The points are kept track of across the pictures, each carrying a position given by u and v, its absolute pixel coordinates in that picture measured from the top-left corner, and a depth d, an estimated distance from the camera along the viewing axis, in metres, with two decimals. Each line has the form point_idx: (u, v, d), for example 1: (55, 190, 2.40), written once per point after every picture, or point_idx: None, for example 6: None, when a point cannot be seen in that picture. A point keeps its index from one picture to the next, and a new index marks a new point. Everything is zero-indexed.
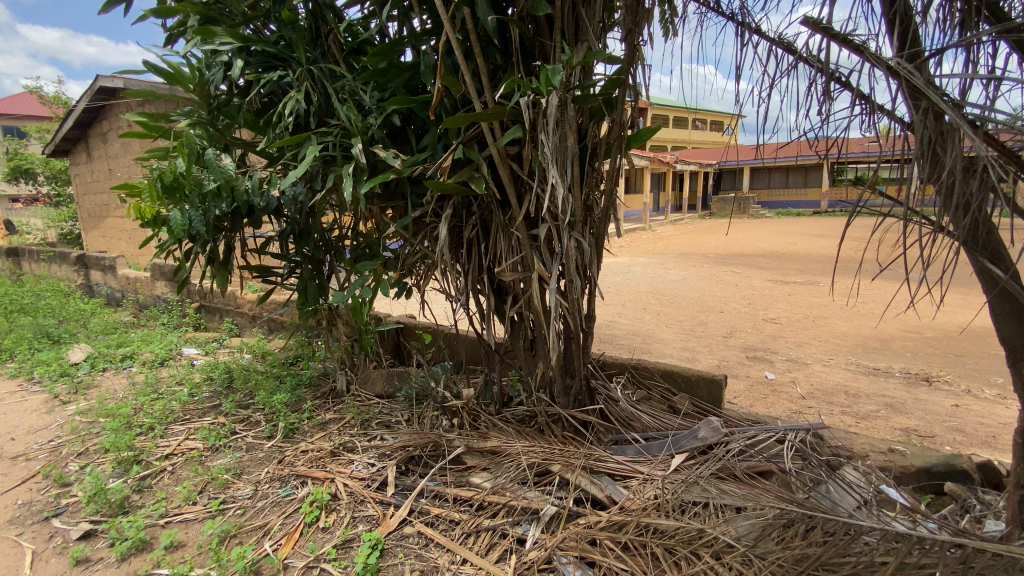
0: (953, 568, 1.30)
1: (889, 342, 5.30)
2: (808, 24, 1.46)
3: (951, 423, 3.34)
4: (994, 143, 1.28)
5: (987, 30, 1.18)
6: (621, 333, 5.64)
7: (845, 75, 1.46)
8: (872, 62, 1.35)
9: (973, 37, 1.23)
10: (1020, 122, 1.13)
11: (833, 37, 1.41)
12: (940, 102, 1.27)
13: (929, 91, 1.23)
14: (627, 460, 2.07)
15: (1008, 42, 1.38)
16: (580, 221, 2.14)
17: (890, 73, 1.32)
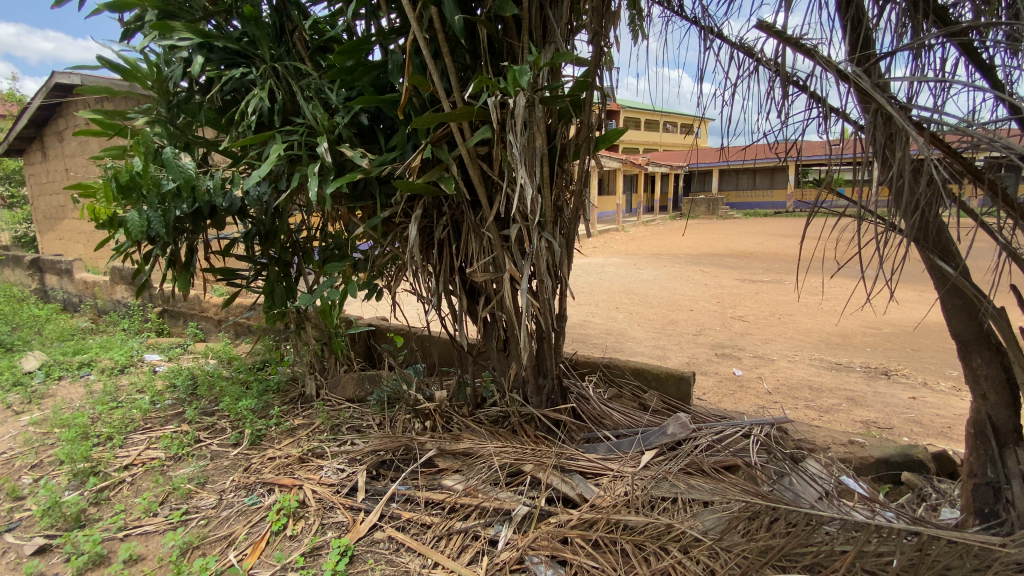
0: (909, 554, 1.34)
1: (851, 338, 5.50)
2: (766, 29, 1.50)
3: (908, 415, 3.48)
4: (941, 145, 1.34)
5: (931, 36, 1.24)
6: (594, 333, 5.70)
7: (802, 79, 1.51)
8: (825, 67, 1.40)
9: (918, 42, 1.28)
10: (963, 125, 1.19)
11: (787, 42, 1.46)
12: (891, 104, 1.33)
13: (876, 94, 1.28)
14: (599, 458, 2.09)
15: (955, 44, 1.44)
16: (550, 222, 2.14)
17: (841, 78, 1.37)
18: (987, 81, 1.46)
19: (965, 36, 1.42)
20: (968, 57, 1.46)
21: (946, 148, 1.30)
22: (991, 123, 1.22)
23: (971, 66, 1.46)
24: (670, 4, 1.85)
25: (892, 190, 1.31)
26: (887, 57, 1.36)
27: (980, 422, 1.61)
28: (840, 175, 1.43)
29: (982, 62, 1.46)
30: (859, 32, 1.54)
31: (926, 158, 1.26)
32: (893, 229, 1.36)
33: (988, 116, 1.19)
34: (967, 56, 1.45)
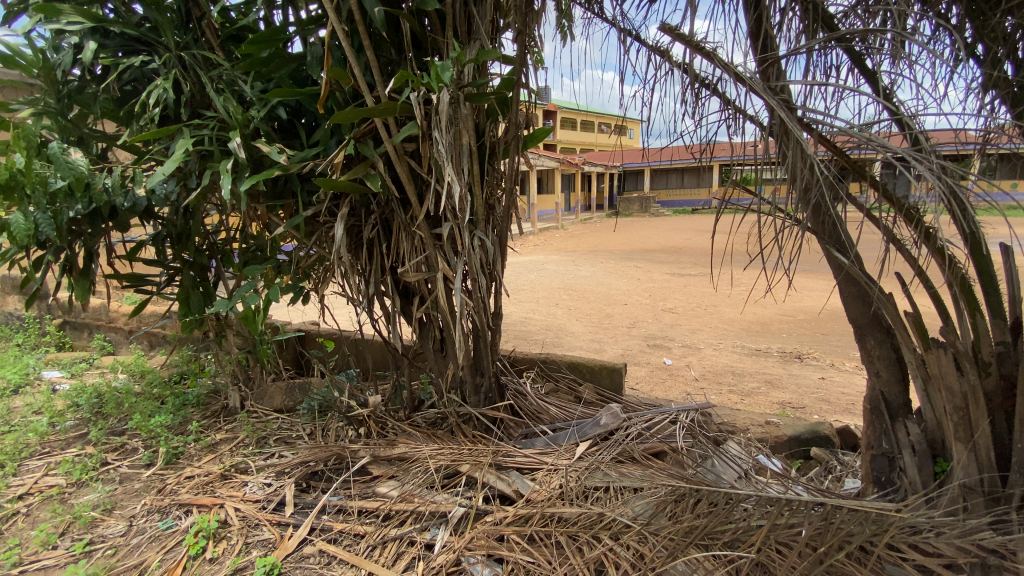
0: (816, 524, 1.44)
1: (769, 325, 5.92)
2: (681, 33, 1.56)
3: (817, 394, 3.79)
4: (832, 147, 1.45)
5: (821, 43, 1.33)
6: (534, 329, 5.77)
7: (714, 82, 1.58)
8: (725, 70, 1.47)
9: (811, 45, 1.37)
10: (847, 127, 1.29)
11: (690, 45, 1.53)
12: (782, 105, 1.42)
13: (770, 97, 1.37)
14: (535, 452, 2.11)
15: (843, 48, 1.58)
16: (483, 221, 2.14)
17: (738, 80, 1.45)
18: (871, 85, 1.60)
19: (848, 41, 1.55)
20: (854, 62, 1.60)
21: (835, 148, 1.41)
22: (872, 125, 1.34)
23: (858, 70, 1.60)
24: (590, 6, 1.90)
25: (795, 186, 1.40)
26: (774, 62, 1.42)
27: (874, 399, 1.70)
28: (749, 172, 1.52)
29: (865, 67, 1.60)
30: (763, 34, 1.64)
31: (815, 157, 1.36)
32: (799, 223, 1.46)
33: (869, 119, 1.31)
34: (854, 60, 1.59)
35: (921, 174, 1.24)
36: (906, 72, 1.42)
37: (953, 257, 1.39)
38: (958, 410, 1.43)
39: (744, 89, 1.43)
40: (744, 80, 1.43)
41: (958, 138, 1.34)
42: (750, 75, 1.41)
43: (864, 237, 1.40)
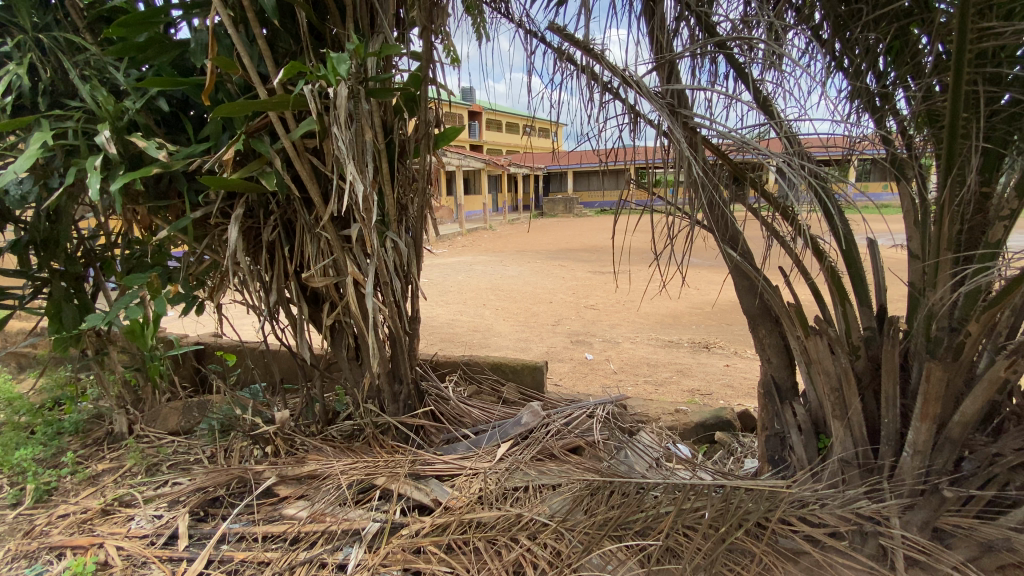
0: (717, 505, 1.54)
1: (681, 318, 6.28)
2: (577, 35, 1.59)
3: (723, 380, 4.06)
4: (719, 153, 1.52)
5: (700, 48, 1.39)
6: (459, 330, 5.71)
7: (613, 86, 1.62)
8: (614, 72, 1.51)
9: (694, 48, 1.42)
10: (725, 133, 1.37)
11: (579, 47, 1.56)
12: (667, 108, 1.46)
13: (658, 104, 1.42)
14: (456, 458, 2.05)
15: (725, 56, 1.67)
16: (395, 220, 2.03)
17: (626, 84, 1.49)
18: (750, 91, 1.70)
19: (727, 49, 1.65)
20: (735, 70, 1.70)
21: (719, 152, 1.48)
22: (749, 131, 1.42)
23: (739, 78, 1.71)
24: (497, 6, 1.88)
25: (683, 188, 1.47)
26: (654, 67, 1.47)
27: (766, 382, 1.81)
28: (647, 174, 1.58)
29: (746, 74, 1.71)
30: (653, 35, 1.69)
31: (700, 162, 1.43)
32: (691, 221, 1.52)
33: (746, 124, 1.38)
34: (736, 67, 1.69)
35: (792, 176, 1.33)
36: (779, 81, 1.52)
37: (825, 252, 1.50)
38: (836, 391, 1.55)
39: (631, 92, 1.47)
40: (631, 83, 1.47)
41: (828, 142, 1.45)
42: (635, 79, 1.46)
43: (754, 235, 1.49)
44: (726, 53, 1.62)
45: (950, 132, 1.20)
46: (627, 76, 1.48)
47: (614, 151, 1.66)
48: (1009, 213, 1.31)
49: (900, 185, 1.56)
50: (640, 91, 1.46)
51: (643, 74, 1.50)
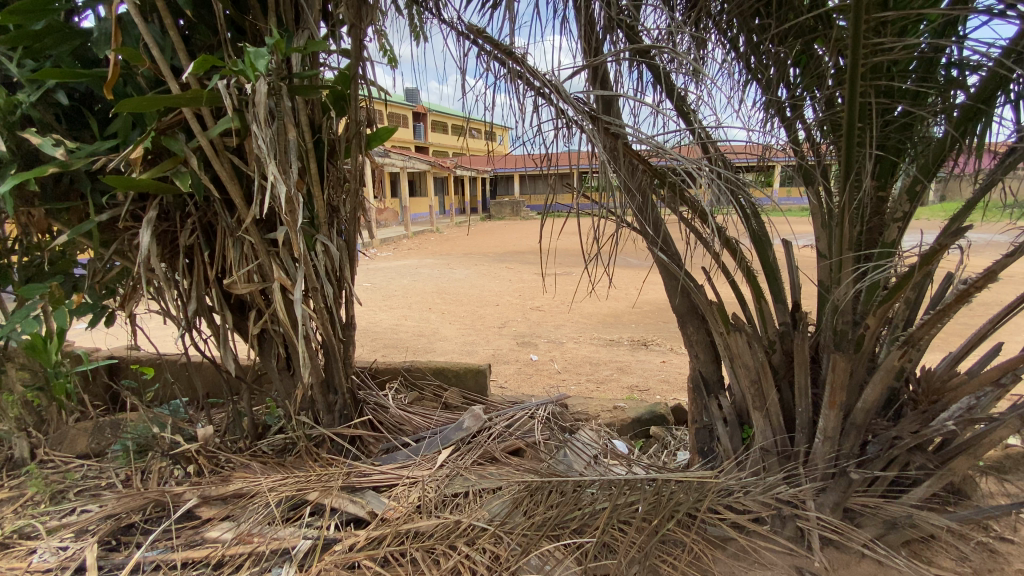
0: (650, 498, 1.58)
1: (621, 317, 6.47)
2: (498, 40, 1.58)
3: (660, 376, 4.22)
4: (644, 160, 1.56)
5: (613, 52, 1.40)
6: (403, 335, 5.60)
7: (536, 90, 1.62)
8: (536, 78, 1.51)
9: (609, 53, 1.43)
10: (645, 140, 1.40)
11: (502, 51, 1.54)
12: (588, 114, 1.47)
13: (577, 110, 1.44)
14: (395, 467, 1.96)
15: (647, 64, 1.71)
16: (326, 223, 1.94)
17: (545, 89, 1.50)
18: (671, 99, 1.75)
19: (649, 56, 1.71)
20: (658, 78, 1.74)
21: (639, 157, 1.52)
22: (667, 137, 1.46)
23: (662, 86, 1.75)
24: (428, 6, 1.84)
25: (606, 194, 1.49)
26: (580, 71, 1.46)
27: (694, 377, 1.89)
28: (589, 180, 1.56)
29: (668, 83, 1.76)
30: (580, 39, 1.70)
31: (619, 167, 1.46)
32: (620, 225, 1.55)
33: (664, 132, 1.42)
34: (658, 76, 1.73)
35: (705, 183, 1.38)
36: (698, 90, 1.57)
37: (740, 252, 1.57)
38: (755, 383, 1.64)
39: (552, 98, 1.47)
40: (553, 87, 1.47)
41: (741, 149, 1.59)
42: (556, 85, 1.46)
43: (685, 238, 1.53)
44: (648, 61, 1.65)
45: (848, 140, 1.28)
46: (548, 80, 1.47)
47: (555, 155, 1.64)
48: (900, 217, 1.44)
49: (811, 190, 1.65)
50: (562, 98, 1.46)
51: (566, 78, 1.50)
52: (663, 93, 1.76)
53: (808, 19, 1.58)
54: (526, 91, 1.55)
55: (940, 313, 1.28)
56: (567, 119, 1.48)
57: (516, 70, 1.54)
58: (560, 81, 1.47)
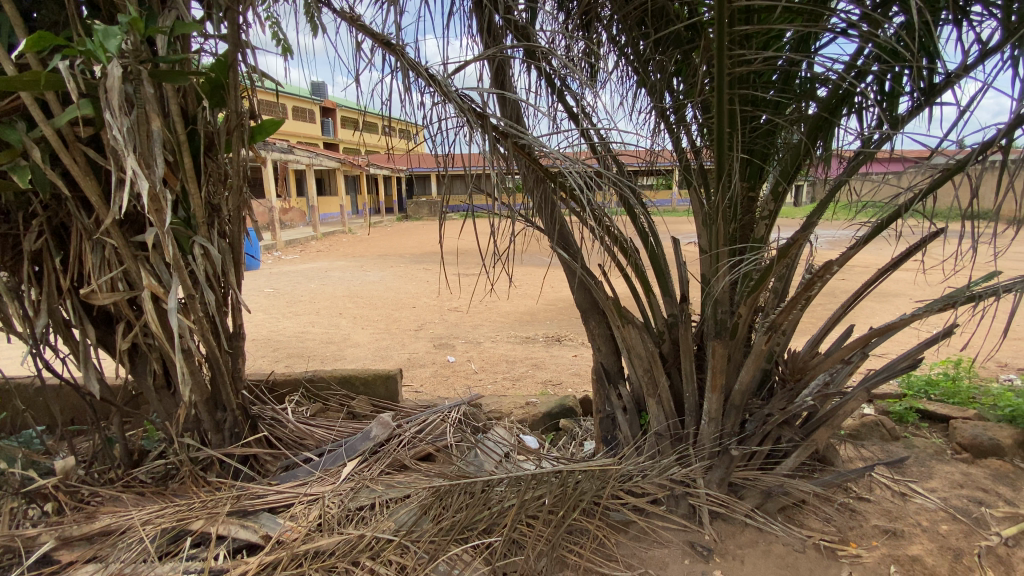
0: (556, 491, 1.58)
1: (537, 314, 6.60)
2: (368, 33, 1.43)
3: (573, 369, 4.34)
4: (536, 162, 1.57)
5: (490, 47, 1.36)
6: (312, 342, 5.29)
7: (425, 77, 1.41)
8: (416, 72, 1.41)
9: (486, 51, 1.37)
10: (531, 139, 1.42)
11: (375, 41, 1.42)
12: (473, 112, 1.44)
13: (461, 108, 1.41)
14: (294, 485, 1.82)
15: (536, 66, 1.71)
16: (205, 223, 1.76)
17: (431, 84, 1.42)
18: (558, 105, 1.76)
19: (537, 58, 1.71)
20: (543, 81, 1.73)
21: (528, 156, 1.53)
22: (557, 140, 1.49)
23: (551, 90, 1.77)
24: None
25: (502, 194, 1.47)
26: (470, 66, 1.38)
27: (597, 370, 1.96)
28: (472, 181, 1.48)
29: (557, 87, 1.78)
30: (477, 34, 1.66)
31: (505, 164, 1.46)
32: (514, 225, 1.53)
33: (553, 133, 1.43)
34: (546, 78, 1.73)
35: (586, 185, 1.43)
36: (588, 97, 1.63)
37: (630, 250, 1.66)
38: (648, 371, 1.73)
39: (436, 96, 1.41)
40: (437, 84, 1.41)
41: (634, 154, 1.73)
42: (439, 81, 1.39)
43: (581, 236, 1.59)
44: (537, 65, 1.66)
45: (718, 143, 1.38)
46: (433, 76, 1.41)
47: (450, 158, 1.53)
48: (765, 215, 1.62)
49: (693, 192, 1.75)
50: (446, 95, 1.40)
51: (453, 73, 1.43)
52: (554, 97, 1.78)
53: (685, 30, 1.68)
54: (408, 86, 1.44)
55: (794, 299, 1.43)
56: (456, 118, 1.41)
57: (395, 64, 1.42)
58: (444, 79, 1.42)
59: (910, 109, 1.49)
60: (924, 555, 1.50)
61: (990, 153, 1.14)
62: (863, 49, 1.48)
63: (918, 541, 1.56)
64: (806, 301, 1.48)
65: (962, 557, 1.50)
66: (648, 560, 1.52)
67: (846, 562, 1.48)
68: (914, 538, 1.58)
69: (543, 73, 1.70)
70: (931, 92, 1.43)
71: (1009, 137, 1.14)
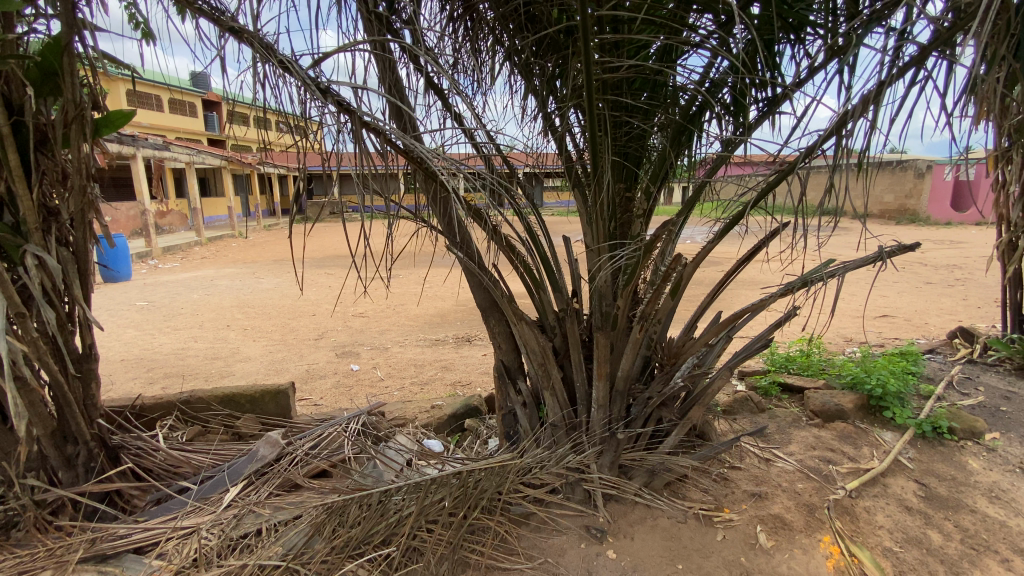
0: (456, 492, 1.56)
1: (446, 316, 6.54)
2: (215, 20, 1.26)
3: (481, 369, 4.36)
4: (415, 163, 1.49)
5: (359, 37, 1.25)
6: (195, 359, 4.80)
7: (287, 63, 1.23)
8: (274, 63, 1.24)
9: (353, 41, 1.25)
10: (407, 139, 1.33)
11: (220, 25, 1.25)
12: (344, 107, 1.30)
13: (329, 103, 1.27)
14: (167, 518, 1.64)
15: (418, 65, 1.64)
16: (38, 228, 1.53)
17: (291, 73, 1.26)
18: (443, 106, 1.71)
19: (418, 58, 1.64)
20: (425, 81, 1.67)
21: (409, 156, 1.44)
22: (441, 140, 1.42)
23: (434, 91, 1.72)
24: None
25: (387, 196, 1.38)
26: (333, 55, 1.25)
27: (498, 368, 1.97)
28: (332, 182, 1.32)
29: (441, 88, 1.74)
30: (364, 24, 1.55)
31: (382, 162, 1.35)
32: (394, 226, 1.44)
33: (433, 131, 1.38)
34: (428, 79, 1.68)
35: (471, 186, 1.42)
36: (468, 101, 1.63)
37: (518, 249, 1.71)
38: (542, 364, 1.78)
39: (303, 90, 1.26)
40: (301, 75, 1.25)
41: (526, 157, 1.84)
42: (296, 68, 1.23)
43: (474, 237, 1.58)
44: (417, 64, 1.61)
45: (593, 146, 1.44)
46: (293, 67, 1.24)
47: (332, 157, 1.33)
48: (640, 213, 1.77)
49: (578, 192, 1.81)
50: (311, 88, 1.25)
51: (318, 63, 1.28)
52: (438, 99, 1.73)
53: (561, 34, 1.72)
54: (264, 78, 1.26)
55: (657, 290, 1.57)
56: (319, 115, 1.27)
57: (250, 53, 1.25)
58: (302, 67, 1.27)
59: (758, 116, 1.66)
60: (784, 512, 1.70)
61: (814, 157, 1.26)
62: (716, 62, 1.62)
63: (780, 500, 1.76)
64: (672, 290, 1.63)
65: (815, 510, 1.72)
66: (547, 549, 1.57)
67: (720, 526, 1.64)
68: (776, 498, 1.78)
69: (424, 72, 1.65)
70: (773, 103, 1.60)
71: (833, 140, 1.27)
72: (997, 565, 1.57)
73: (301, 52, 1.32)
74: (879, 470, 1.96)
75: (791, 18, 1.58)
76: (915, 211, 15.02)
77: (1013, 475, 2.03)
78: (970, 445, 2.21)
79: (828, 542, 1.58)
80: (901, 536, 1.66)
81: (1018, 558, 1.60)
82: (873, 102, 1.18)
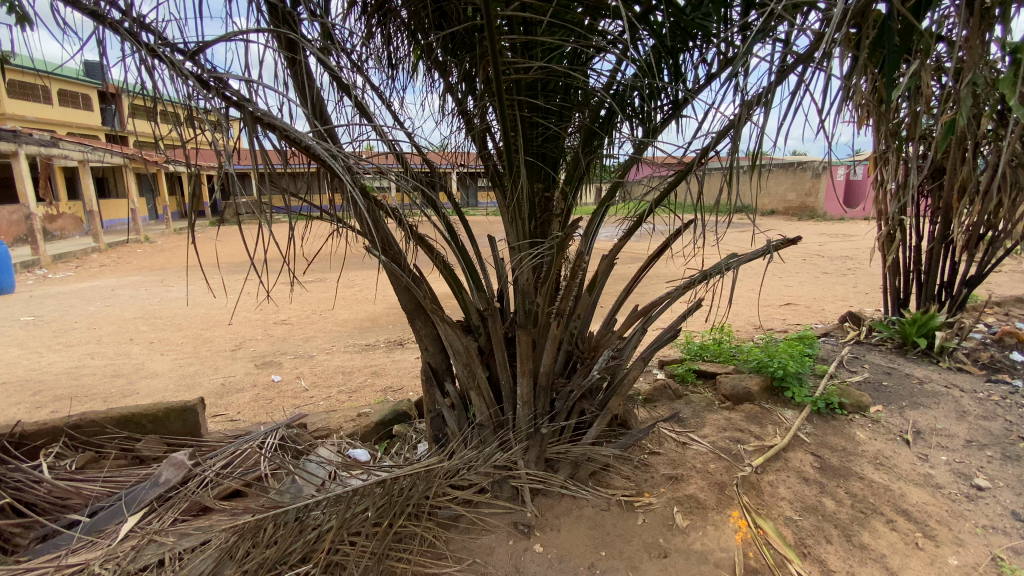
0: (379, 502, 1.51)
1: (377, 320, 6.36)
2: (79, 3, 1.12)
3: (413, 373, 4.28)
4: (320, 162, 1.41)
5: (249, 23, 1.15)
6: (92, 378, 4.35)
7: (164, 51, 1.11)
8: (148, 50, 1.11)
9: (241, 28, 1.15)
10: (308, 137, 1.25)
11: (78, 9, 1.12)
12: (235, 101, 1.20)
13: (216, 96, 1.17)
14: (53, 556, 1.49)
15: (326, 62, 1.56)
16: None
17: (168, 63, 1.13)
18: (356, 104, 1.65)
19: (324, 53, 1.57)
20: (331, 77, 1.59)
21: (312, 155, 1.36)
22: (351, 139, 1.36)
23: (345, 89, 1.65)
24: None
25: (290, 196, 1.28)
26: (216, 43, 1.15)
27: (424, 370, 1.94)
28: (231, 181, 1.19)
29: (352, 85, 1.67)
30: (267, 16, 1.43)
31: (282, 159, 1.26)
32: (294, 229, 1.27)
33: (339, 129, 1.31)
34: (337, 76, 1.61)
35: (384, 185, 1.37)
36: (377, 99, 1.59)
37: (435, 248, 1.69)
38: (467, 365, 1.77)
39: (185, 82, 1.14)
40: (185, 66, 1.13)
41: (447, 157, 1.88)
42: (173, 57, 1.11)
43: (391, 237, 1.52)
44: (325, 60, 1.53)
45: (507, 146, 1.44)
46: (169, 55, 1.11)
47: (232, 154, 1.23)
48: (559, 213, 1.78)
49: (497, 190, 1.81)
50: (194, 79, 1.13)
51: (202, 51, 1.17)
52: (348, 96, 1.67)
53: (475, 33, 1.69)
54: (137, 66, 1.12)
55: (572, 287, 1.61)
56: (205, 111, 1.17)
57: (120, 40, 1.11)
58: (183, 56, 1.16)
59: (665, 120, 1.74)
60: (698, 492, 1.81)
61: (708, 159, 1.34)
62: (623, 67, 1.68)
63: (694, 481, 1.87)
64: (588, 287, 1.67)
65: (726, 488, 1.84)
66: (475, 550, 1.57)
67: (640, 511, 1.71)
68: (691, 479, 1.89)
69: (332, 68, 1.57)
70: (677, 106, 1.69)
71: (725, 142, 1.35)
72: (881, 525, 1.75)
73: (182, 42, 1.21)
74: (782, 447, 2.13)
75: (692, 28, 1.66)
76: (815, 208, 16.49)
77: (893, 443, 2.29)
78: (857, 418, 2.47)
79: (736, 517, 1.70)
80: (800, 506, 1.82)
81: (899, 518, 1.79)
82: (758, 107, 1.27)
